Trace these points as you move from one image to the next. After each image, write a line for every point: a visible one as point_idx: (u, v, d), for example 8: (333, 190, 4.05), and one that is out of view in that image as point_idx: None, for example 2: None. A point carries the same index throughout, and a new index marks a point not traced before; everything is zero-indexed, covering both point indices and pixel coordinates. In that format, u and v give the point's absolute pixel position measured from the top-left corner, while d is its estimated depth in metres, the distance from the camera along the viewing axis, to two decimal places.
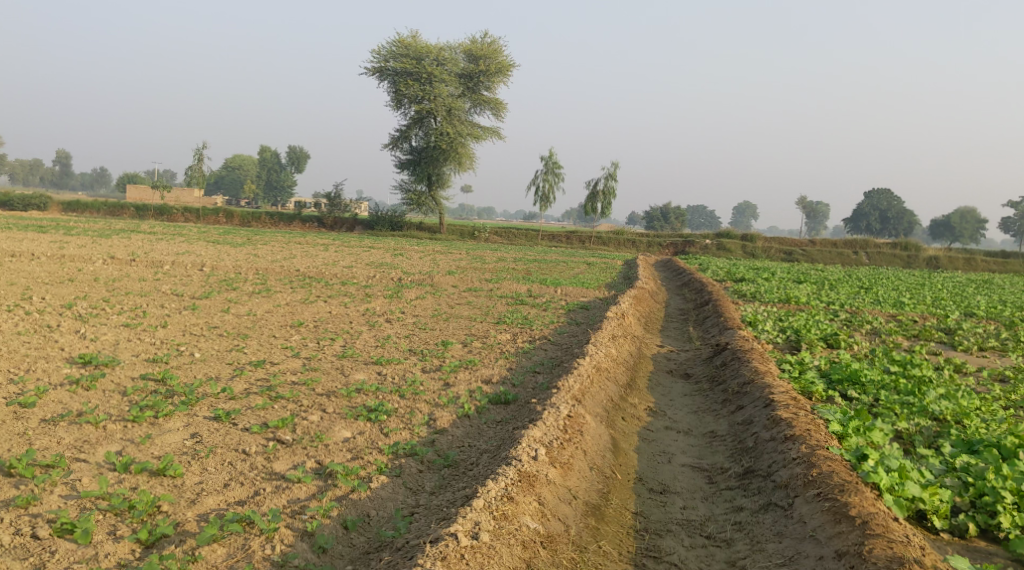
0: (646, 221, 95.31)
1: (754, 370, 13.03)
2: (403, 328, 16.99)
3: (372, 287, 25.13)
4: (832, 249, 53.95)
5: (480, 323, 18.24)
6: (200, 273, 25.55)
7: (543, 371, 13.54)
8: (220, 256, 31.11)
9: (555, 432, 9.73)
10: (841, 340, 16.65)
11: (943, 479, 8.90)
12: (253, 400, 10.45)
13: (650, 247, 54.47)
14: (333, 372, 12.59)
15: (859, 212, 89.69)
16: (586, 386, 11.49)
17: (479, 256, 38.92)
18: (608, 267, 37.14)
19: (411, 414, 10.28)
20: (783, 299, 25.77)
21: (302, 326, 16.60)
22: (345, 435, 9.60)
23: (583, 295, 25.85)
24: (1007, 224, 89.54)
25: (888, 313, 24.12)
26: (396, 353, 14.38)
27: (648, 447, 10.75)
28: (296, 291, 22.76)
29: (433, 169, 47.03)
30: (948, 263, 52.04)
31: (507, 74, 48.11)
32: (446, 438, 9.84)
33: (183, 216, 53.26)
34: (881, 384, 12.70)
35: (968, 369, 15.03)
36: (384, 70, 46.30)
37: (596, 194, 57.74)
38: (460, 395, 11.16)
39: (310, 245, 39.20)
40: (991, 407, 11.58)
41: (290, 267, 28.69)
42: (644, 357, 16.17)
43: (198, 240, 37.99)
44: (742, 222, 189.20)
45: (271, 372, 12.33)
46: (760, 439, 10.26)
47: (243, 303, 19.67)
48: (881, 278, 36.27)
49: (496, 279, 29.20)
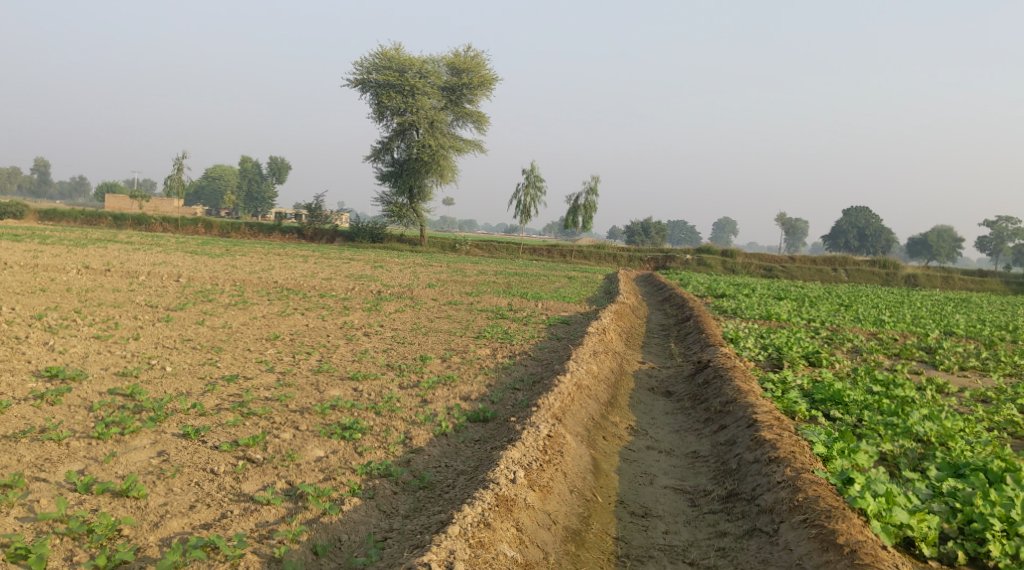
0: (627, 236, 95.49)
1: (737, 388, 12.84)
2: (381, 343, 16.71)
3: (350, 299, 24.82)
4: (811, 266, 54.11)
5: (459, 337, 17.99)
6: (176, 284, 25.12)
7: (523, 388, 13.28)
8: (196, 267, 30.72)
9: (534, 453, 9.48)
10: (823, 358, 16.52)
11: (930, 504, 8.74)
12: (224, 416, 10.13)
13: (631, 262, 54.45)
14: (308, 388, 12.30)
15: (837, 230, 90.26)
16: (566, 404, 11.25)
17: (459, 269, 38.67)
18: (589, 281, 36.97)
19: (386, 432, 10.01)
20: (764, 316, 25.67)
21: (278, 339, 16.28)
22: (318, 454, 9.31)
23: (564, 310, 25.63)
24: (983, 243, 90.40)
25: (868, 331, 24.05)
26: (373, 368, 14.09)
27: (629, 468, 10.52)
28: (273, 303, 22.42)
29: (414, 182, 46.80)
30: (926, 281, 52.31)
31: (490, 88, 48.04)
32: (422, 458, 9.57)
33: (161, 225, 52.71)
34: (865, 404, 12.54)
35: (951, 390, 14.91)
36: (366, 82, 46.05)
37: (578, 208, 57.66)
38: (437, 412, 10.90)
39: (289, 257, 38.82)
40: (975, 429, 11.45)
41: (268, 278, 28.32)
42: (625, 374, 15.96)
43: (175, 250, 37.48)
44: (722, 239, 190.07)
45: (244, 388, 12.02)
46: (743, 460, 10.06)
47: (218, 315, 19.31)
48: (861, 295, 36.32)
49: (476, 292, 28.94)
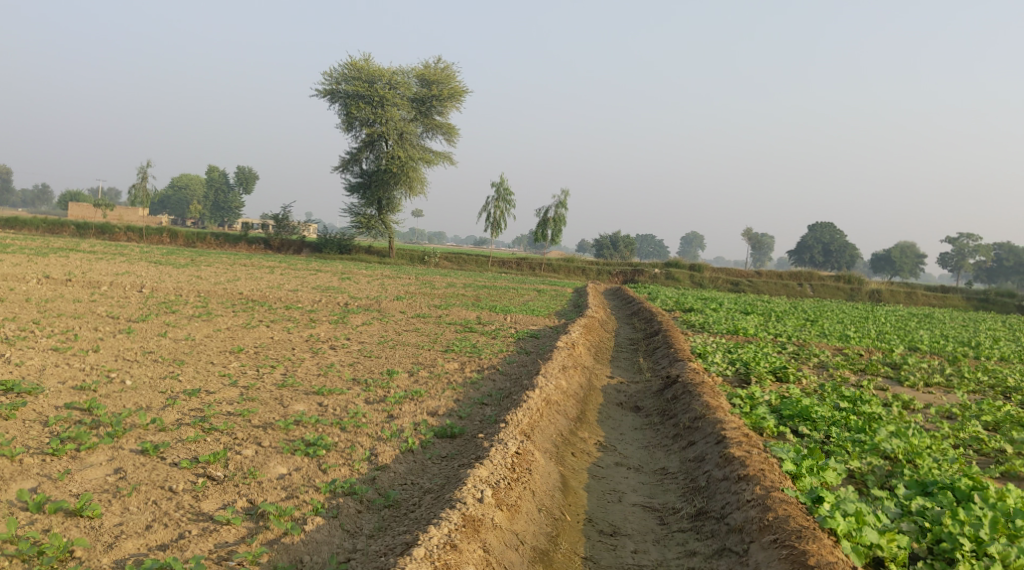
0: (596, 249, 95.74)
1: (705, 404, 12.78)
2: (348, 356, 16.49)
3: (317, 312, 24.57)
4: (777, 280, 54.58)
5: (427, 351, 17.82)
6: (139, 294, 24.70)
7: (491, 403, 13.13)
8: (161, 277, 30.25)
9: (502, 470, 9.33)
10: (790, 373, 16.56)
11: (900, 523, 8.72)
12: (185, 431, 9.88)
13: (600, 275, 54.56)
14: (271, 402, 12.06)
15: (802, 245, 91.29)
16: (534, 420, 11.11)
17: (427, 281, 38.49)
18: (558, 295, 36.96)
19: (351, 449, 9.82)
20: (732, 331, 25.75)
21: (242, 352, 16.00)
22: (280, 472, 9.09)
23: (533, 324, 25.54)
24: (945, 259, 91.82)
25: (834, 346, 24.20)
26: (339, 382, 13.87)
27: (598, 485, 10.41)
28: (238, 315, 22.11)
29: (383, 193, 46.56)
30: (890, 296, 52.97)
31: (460, 100, 48.03)
32: (387, 475, 9.39)
33: (125, 235, 51.96)
34: (832, 420, 12.55)
35: (916, 406, 15.00)
36: (335, 92, 45.79)
37: (547, 221, 57.71)
38: (404, 428, 10.72)
39: (255, 268, 38.39)
40: (942, 446, 11.50)
41: (234, 290, 27.93)
42: (593, 388, 15.87)
43: (138, 259, 36.92)
44: (689, 253, 191.57)
45: (206, 402, 11.76)
46: (713, 478, 9.99)
47: (181, 326, 18.98)
48: (826, 310, 36.65)
49: (445, 305, 28.75)
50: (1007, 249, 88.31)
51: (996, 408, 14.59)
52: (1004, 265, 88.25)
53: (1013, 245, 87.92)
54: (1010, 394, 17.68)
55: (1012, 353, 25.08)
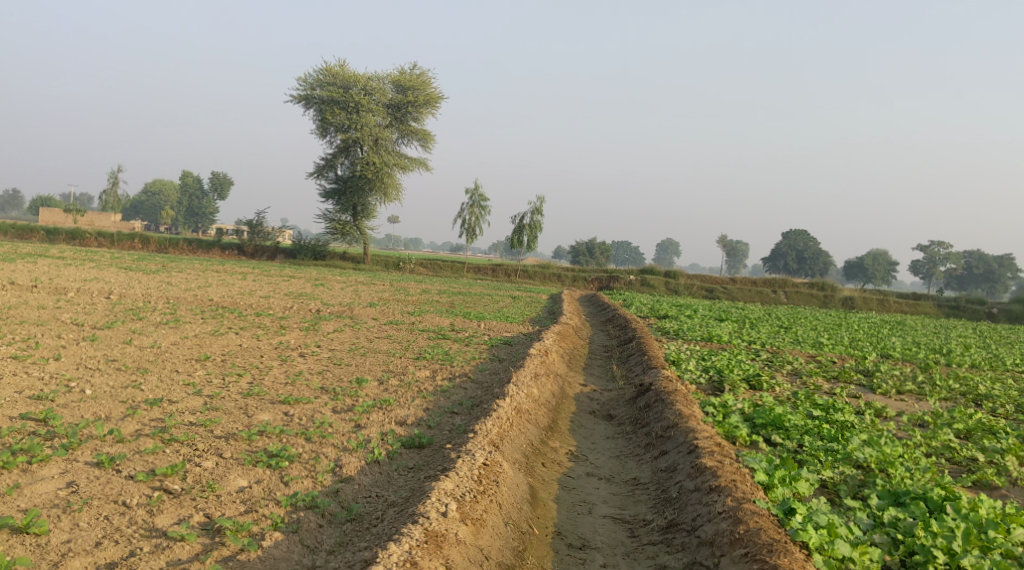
0: (573, 255, 95.74)
1: (678, 413, 12.63)
2: (317, 364, 16.22)
3: (288, 318, 24.23)
4: (751, 287, 54.78)
5: (398, 358, 17.58)
6: (107, 301, 24.24)
7: (461, 412, 12.91)
8: (130, 283, 29.77)
9: (468, 483, 9.13)
10: (763, 381, 16.47)
11: (872, 535, 8.61)
12: (143, 443, 9.58)
13: (576, 282, 54.48)
14: (236, 412, 11.76)
15: (777, 252, 91.84)
16: (504, 430, 10.92)
17: (401, 287, 38.21)
18: (533, 301, 36.81)
19: (315, 460, 9.57)
20: (706, 337, 25.71)
21: (208, 360, 15.67)
22: (241, 484, 8.83)
23: (506, 330, 25.37)
24: (916, 266, 92.69)
25: (807, 353, 24.22)
26: (307, 391, 13.59)
27: (568, 496, 10.23)
28: (207, 322, 21.75)
29: (358, 200, 46.22)
30: (863, 303, 53.34)
31: (435, 106, 47.80)
32: (352, 487, 9.16)
33: (96, 240, 51.22)
34: (805, 429, 12.45)
35: (888, 414, 14.97)
36: (309, 97, 45.45)
37: (523, 228, 57.60)
38: (370, 438, 10.47)
39: (228, 274, 37.94)
40: (914, 455, 11.44)
41: (204, 296, 27.52)
42: (566, 397, 15.70)
43: (108, 265, 36.34)
44: (664, 260, 192.48)
45: (168, 412, 11.44)
46: (684, 489, 9.85)
47: (147, 334, 18.59)
48: (800, 317, 36.76)
49: (418, 311, 28.50)
50: (977, 257, 89.31)
51: (967, 415, 14.59)
52: (974, 272, 89.22)
53: (983, 253, 88.92)
54: (981, 401, 17.72)
55: (982, 360, 25.22)
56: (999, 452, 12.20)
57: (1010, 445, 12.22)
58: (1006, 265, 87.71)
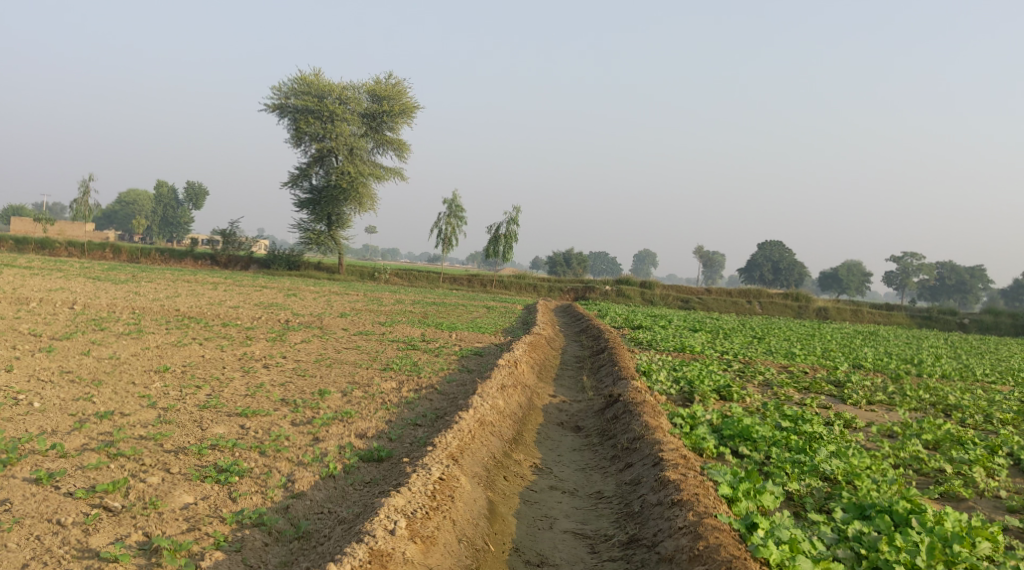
0: (550, 266, 95.47)
1: (645, 424, 12.40)
2: (280, 375, 15.86)
3: (256, 329, 23.82)
4: (726, 298, 54.82)
5: (365, 369, 17.26)
6: (69, 311, 23.71)
7: (424, 425, 12.60)
8: (96, 293, 29.21)
9: (421, 499, 8.90)
10: (733, 392, 16.28)
11: (836, 550, 8.43)
12: (87, 457, 9.30)
13: (551, 292, 54.25)
14: (189, 425, 11.42)
15: (752, 263, 92.20)
16: (464, 442, 10.64)
17: (374, 298, 37.82)
18: (507, 312, 36.55)
19: (267, 475, 9.34)
20: (679, 348, 25.54)
21: (167, 371, 15.26)
22: (185, 501, 8.66)
23: (478, 341, 25.10)
24: (890, 278, 93.38)
25: (779, 364, 24.11)
26: (266, 403, 13.24)
27: (529, 511, 9.98)
28: (171, 333, 21.31)
29: (332, 209, 45.75)
30: (837, 314, 53.53)
31: (411, 115, 47.52)
32: (303, 503, 8.96)
33: (66, 250, 50.38)
34: (773, 440, 12.27)
35: (858, 425, 14.86)
36: (284, 106, 45.05)
37: (498, 238, 57.32)
38: (327, 451, 10.18)
39: (198, 284, 37.39)
40: (882, 466, 11.30)
41: (172, 307, 27.02)
42: (533, 408, 15.42)
43: (76, 275, 35.72)
44: (642, 271, 193.20)
45: (118, 425, 11.11)
46: (646, 503, 9.63)
47: (107, 345, 18.12)
48: (774, 328, 36.72)
49: (390, 322, 28.15)
50: (949, 268, 90.02)
51: (936, 426, 14.50)
52: (946, 283, 89.97)
53: (955, 264, 89.69)
54: (951, 412, 17.65)
55: (953, 370, 25.21)
56: (967, 463, 12.10)
57: (977, 455, 12.13)
58: (977, 276, 88.52)
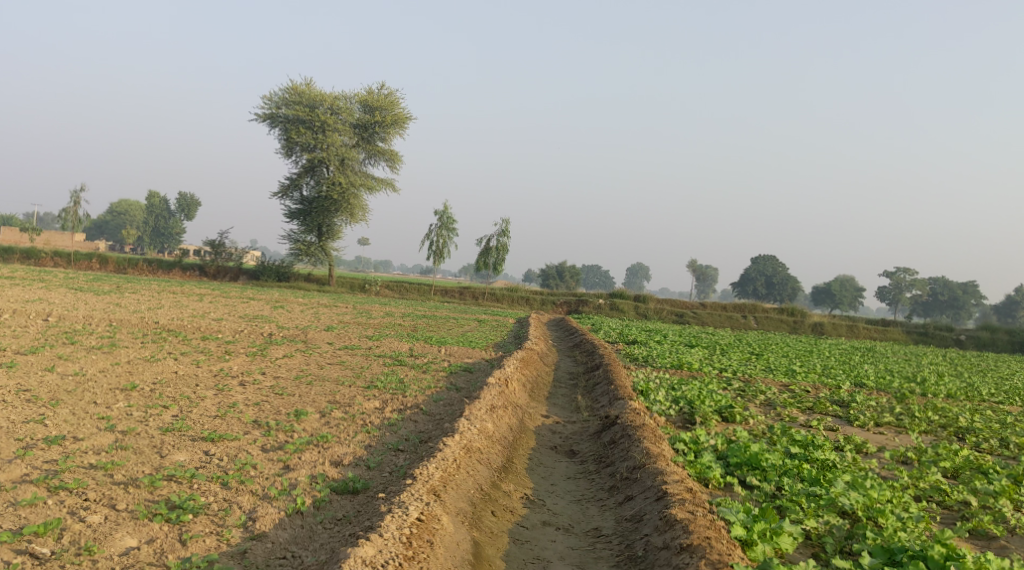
0: (543, 279, 94.52)
1: (646, 451, 11.44)
2: (257, 394, 14.81)
3: (236, 343, 22.75)
4: (721, 312, 54.02)
5: (347, 387, 16.21)
6: (42, 324, 22.57)
7: (407, 451, 11.59)
8: (75, 305, 28.06)
9: (395, 548, 8.01)
10: (736, 414, 15.27)
11: None
12: (23, 490, 8.35)
13: (544, 305, 53.27)
14: (147, 451, 10.42)
15: (746, 277, 91.50)
16: (449, 474, 9.62)
17: (363, 311, 36.81)
18: (499, 325, 35.54)
19: (225, 512, 8.41)
20: (676, 365, 24.58)
21: (134, 391, 14.17)
22: (127, 546, 7.81)
23: (468, 356, 24.05)
24: (883, 293, 92.68)
25: (779, 382, 23.16)
26: (236, 427, 12.20)
27: (519, 552, 9.06)
28: (146, 347, 20.24)
29: (323, 220, 44.66)
30: (832, 329, 52.67)
31: (403, 126, 46.63)
32: (263, 546, 8.07)
33: (51, 260, 49.15)
34: (784, 469, 11.23)
35: (869, 450, 13.88)
36: (275, 116, 44.13)
37: (490, 250, 56.32)
38: (297, 482, 9.14)
39: (184, 295, 36.35)
40: (904, 499, 10.30)
41: (151, 319, 25.85)
42: (525, 431, 14.38)
43: (58, 286, 34.68)
44: (634, 284, 192.57)
45: (68, 453, 10.11)
46: (651, 546, 8.80)
47: (75, 360, 17.05)
48: (770, 344, 35.77)
49: (378, 336, 27.10)
50: (942, 284, 89.29)
51: (953, 452, 13.51)
52: (939, 299, 89.25)
53: (948, 279, 88.99)
54: (965, 436, 16.63)
55: (959, 390, 24.28)
56: (992, 495, 11.11)
57: (1003, 487, 11.15)
58: (969, 292, 87.77)
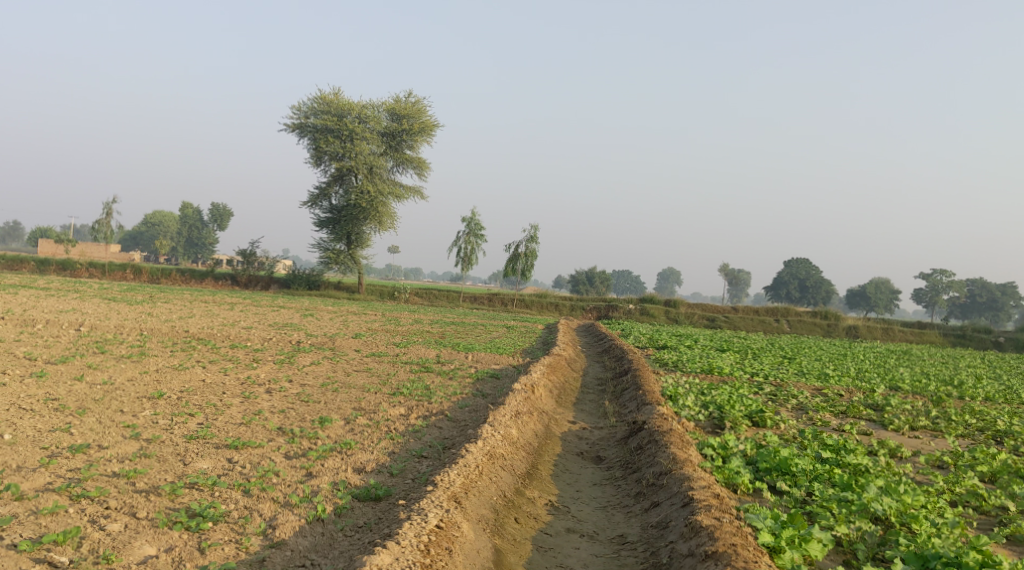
0: (573, 284, 94.27)
1: (672, 457, 11.24)
2: (282, 402, 14.80)
3: (264, 351, 22.82)
4: (753, 316, 53.43)
5: (373, 394, 16.17)
6: (74, 334, 22.78)
7: (431, 457, 11.51)
8: (107, 315, 28.29)
9: (412, 555, 7.94)
10: (767, 418, 15.02)
11: None
12: (44, 499, 8.37)
13: (573, 311, 53.06)
14: (171, 458, 10.42)
15: (778, 280, 90.65)
16: (471, 480, 9.52)
17: (392, 318, 36.88)
18: (528, 331, 35.40)
19: (245, 519, 8.38)
20: (706, 370, 24.29)
21: (160, 399, 14.21)
22: (145, 554, 7.81)
23: (495, 363, 23.95)
24: (919, 295, 91.30)
25: (812, 386, 22.80)
26: (260, 434, 12.18)
27: (542, 560, 8.94)
28: (175, 356, 20.34)
29: (351, 228, 44.83)
30: (867, 332, 51.90)
31: (430, 134, 46.68)
32: (282, 554, 8.04)
33: (86, 270, 49.71)
34: (814, 475, 10.97)
35: (904, 454, 13.55)
36: (304, 125, 44.36)
37: (518, 256, 56.21)
38: (319, 489, 9.07)
39: (215, 304, 36.61)
40: (939, 504, 10.01)
41: (181, 328, 26.03)
42: (551, 437, 14.23)
43: (92, 296, 35.08)
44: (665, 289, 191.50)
45: (92, 461, 10.13)
46: (676, 553, 8.65)
47: (104, 370, 17.16)
48: (803, 348, 35.30)
49: (405, 343, 27.08)
50: (980, 285, 87.81)
51: (991, 455, 13.14)
52: (977, 300, 87.75)
53: (986, 281, 87.48)
54: (1003, 439, 16.25)
55: (997, 392, 23.76)
56: None
57: None
58: (1008, 293, 86.23)
